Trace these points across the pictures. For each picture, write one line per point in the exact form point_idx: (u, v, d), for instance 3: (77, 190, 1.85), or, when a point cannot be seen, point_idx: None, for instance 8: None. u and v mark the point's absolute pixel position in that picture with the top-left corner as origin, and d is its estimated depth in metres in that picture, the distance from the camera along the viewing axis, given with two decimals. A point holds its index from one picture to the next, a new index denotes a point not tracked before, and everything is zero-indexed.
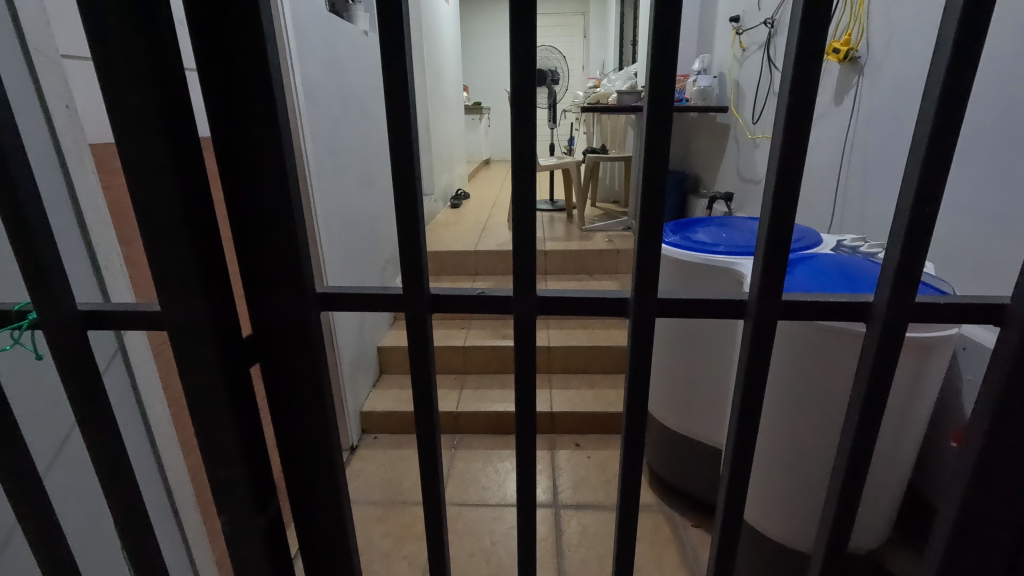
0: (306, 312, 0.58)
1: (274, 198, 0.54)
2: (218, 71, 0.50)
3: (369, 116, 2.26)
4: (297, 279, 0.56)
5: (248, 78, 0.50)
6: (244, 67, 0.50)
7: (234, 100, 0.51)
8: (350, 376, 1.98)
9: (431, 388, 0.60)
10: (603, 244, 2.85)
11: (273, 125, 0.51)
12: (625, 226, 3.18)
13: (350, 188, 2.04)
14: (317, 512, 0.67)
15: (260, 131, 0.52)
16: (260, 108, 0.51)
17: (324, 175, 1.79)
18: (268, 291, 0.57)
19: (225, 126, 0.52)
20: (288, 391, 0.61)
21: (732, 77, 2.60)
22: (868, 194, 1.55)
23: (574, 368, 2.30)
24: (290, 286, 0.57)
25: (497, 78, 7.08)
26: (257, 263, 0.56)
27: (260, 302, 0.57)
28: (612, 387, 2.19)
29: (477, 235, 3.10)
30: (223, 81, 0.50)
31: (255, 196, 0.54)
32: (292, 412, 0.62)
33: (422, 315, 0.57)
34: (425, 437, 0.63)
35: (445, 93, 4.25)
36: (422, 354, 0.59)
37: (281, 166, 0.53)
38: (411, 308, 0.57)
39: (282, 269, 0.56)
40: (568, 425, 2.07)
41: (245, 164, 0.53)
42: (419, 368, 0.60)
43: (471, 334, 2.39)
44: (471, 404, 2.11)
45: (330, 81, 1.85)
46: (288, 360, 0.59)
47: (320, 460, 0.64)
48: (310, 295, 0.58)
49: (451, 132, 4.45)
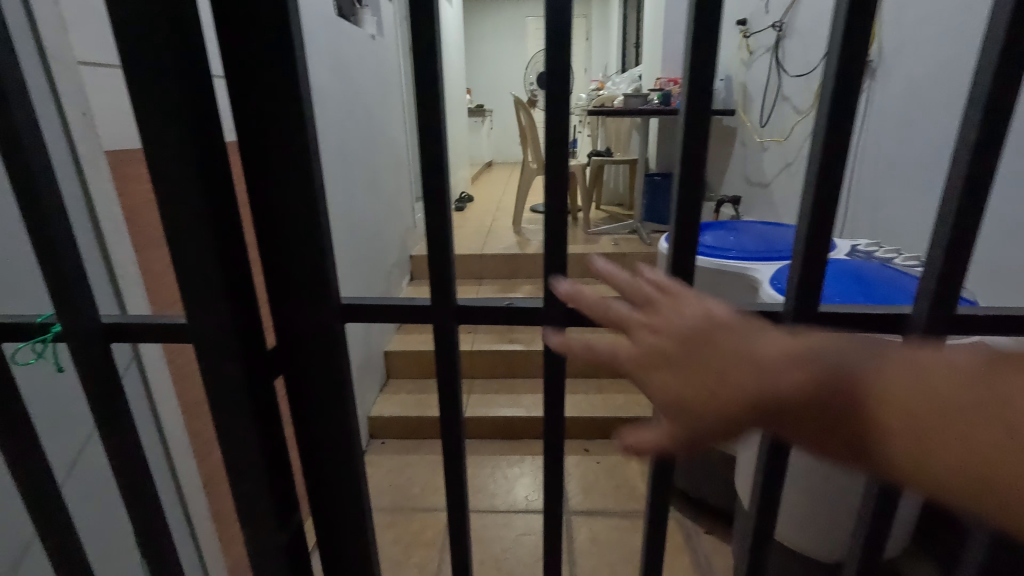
0: (330, 324, 0.57)
1: (300, 209, 0.53)
2: (245, 82, 0.50)
3: (375, 120, 2.26)
4: (323, 289, 0.55)
5: (276, 90, 0.49)
6: (271, 78, 0.49)
7: (261, 110, 0.50)
8: (358, 381, 1.97)
9: (457, 399, 0.60)
10: (609, 248, 2.84)
11: (300, 135, 0.51)
12: (630, 229, 3.18)
13: (357, 194, 2.03)
14: (339, 522, 0.66)
15: (286, 142, 0.51)
16: (286, 117, 0.50)
17: (332, 179, 1.78)
18: (292, 303, 0.56)
19: (252, 138, 0.51)
20: (312, 404, 0.60)
21: (739, 81, 2.60)
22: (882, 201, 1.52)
23: (581, 373, 2.29)
24: (316, 296, 0.56)
25: (499, 81, 7.08)
26: (282, 275, 0.55)
27: (284, 312, 0.57)
28: (620, 391, 2.18)
29: (482, 239, 3.09)
30: (250, 93, 0.50)
31: (280, 207, 0.53)
32: (316, 423, 0.61)
33: (448, 326, 0.56)
34: (450, 448, 0.62)
35: (449, 96, 4.25)
36: (449, 363, 0.58)
37: (307, 177, 0.52)
38: (438, 318, 0.56)
39: (307, 281, 0.55)
40: (576, 430, 2.06)
41: (271, 174, 0.52)
42: (446, 378, 0.59)
43: (478, 338, 2.38)
44: (478, 409, 2.10)
45: (337, 85, 1.85)
46: (313, 373, 0.59)
47: (342, 471, 0.63)
48: (335, 305, 0.57)
49: (454, 134, 4.45)
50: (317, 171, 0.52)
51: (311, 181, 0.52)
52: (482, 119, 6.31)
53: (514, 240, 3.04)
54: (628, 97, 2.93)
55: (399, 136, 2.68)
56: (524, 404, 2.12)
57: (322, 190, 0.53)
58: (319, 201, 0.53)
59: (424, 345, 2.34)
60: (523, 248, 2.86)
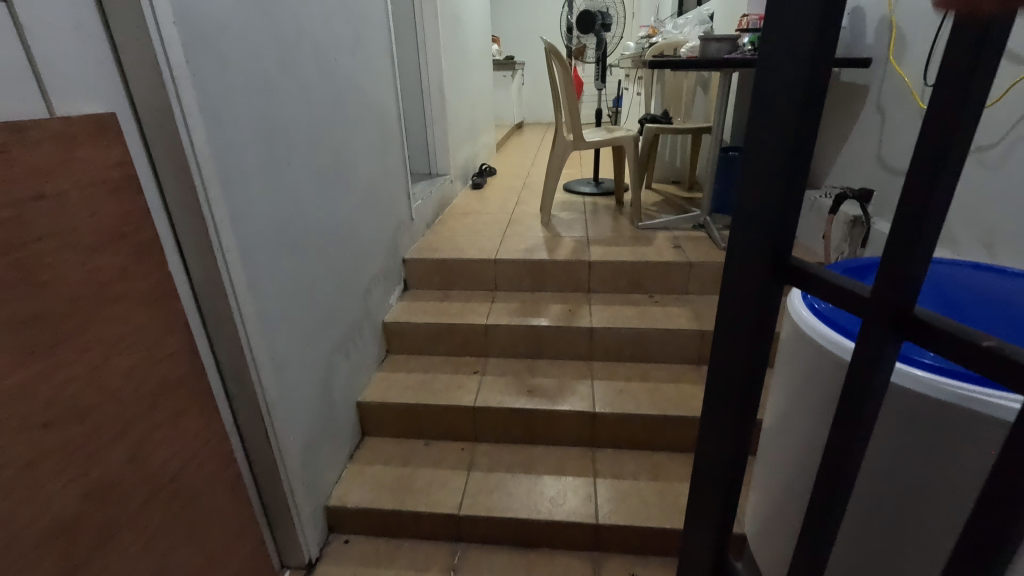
0: (766, 284, 0.54)
1: (783, 153, 0.48)
2: (780, 20, 0.46)
3: (338, 73, 1.53)
4: (777, 246, 0.52)
5: (812, 18, 0.44)
6: (819, 12, 0.43)
7: (792, 43, 0.45)
8: (304, 467, 1.36)
9: (862, 428, 0.47)
10: (668, 252, 2.10)
11: (819, 82, 0.45)
12: (695, 223, 2.37)
13: (303, 189, 1.34)
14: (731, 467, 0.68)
15: (803, 87, 0.45)
16: (809, 59, 0.44)
17: (242, 180, 1.10)
18: (747, 240, 0.54)
19: (768, 75, 0.47)
20: (727, 354, 0.60)
21: (884, 14, 1.77)
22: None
23: (628, 444, 1.63)
24: (771, 252, 0.52)
25: (531, 25, 6.05)
26: (744, 222, 0.54)
27: (732, 257, 0.57)
28: (684, 479, 1.52)
29: (500, 232, 2.39)
30: (779, 29, 0.46)
31: (766, 156, 0.49)
32: (726, 372, 0.61)
33: (886, 341, 0.44)
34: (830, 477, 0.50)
35: (469, 44, 3.42)
36: (864, 386, 0.46)
37: (798, 126, 0.46)
38: (878, 318, 0.43)
39: (761, 232, 0.52)
40: (620, 543, 1.41)
41: (775, 111, 0.48)
42: (857, 399, 0.46)
43: (484, 384, 1.76)
44: (481, 500, 1.48)
45: (250, 16, 1.12)
46: (739, 327, 0.58)
47: (732, 432, 0.63)
48: (782, 261, 0.52)
49: (475, 90, 3.62)
50: (816, 116, 0.46)
51: (805, 131, 0.47)
52: (511, 73, 5.40)
53: (540, 237, 2.32)
54: (706, 41, 2.06)
55: (388, 96, 1.94)
56: (547, 497, 1.48)
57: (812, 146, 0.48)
58: (808, 142, 0.47)
59: (412, 394, 1.71)
60: (551, 251, 2.14)
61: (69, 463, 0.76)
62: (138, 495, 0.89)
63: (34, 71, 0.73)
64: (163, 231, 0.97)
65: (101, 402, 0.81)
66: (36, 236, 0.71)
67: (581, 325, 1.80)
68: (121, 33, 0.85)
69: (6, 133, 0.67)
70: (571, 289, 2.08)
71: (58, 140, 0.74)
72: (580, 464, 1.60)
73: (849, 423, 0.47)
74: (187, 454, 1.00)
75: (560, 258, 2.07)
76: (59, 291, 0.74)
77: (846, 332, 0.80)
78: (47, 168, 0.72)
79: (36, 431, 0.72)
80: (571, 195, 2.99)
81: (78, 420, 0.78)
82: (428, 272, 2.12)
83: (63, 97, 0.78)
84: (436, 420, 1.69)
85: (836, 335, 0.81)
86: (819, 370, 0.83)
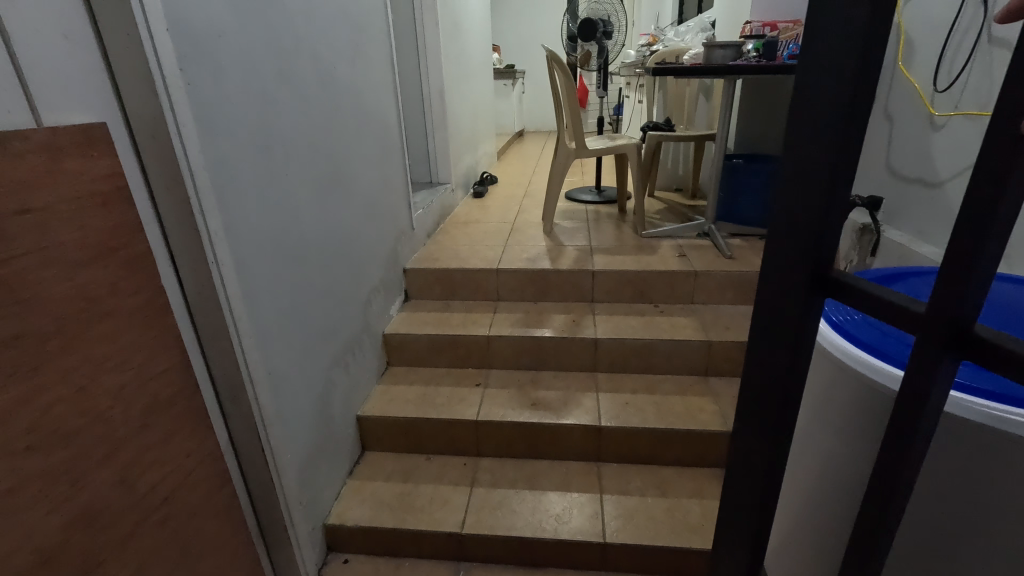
0: (806, 296, 0.54)
1: (826, 163, 0.48)
2: (825, 30, 0.46)
3: (337, 81, 1.51)
4: (818, 257, 0.51)
5: (856, 29, 0.44)
6: (864, 22, 0.43)
7: (834, 54, 0.46)
8: (303, 485, 1.32)
9: (914, 446, 0.45)
10: (673, 261, 2.07)
11: (865, 92, 0.45)
12: (700, 231, 2.33)
13: (302, 200, 1.32)
14: (756, 491, 0.64)
15: (847, 96, 0.45)
16: (854, 68, 0.44)
17: (236, 190, 1.07)
18: (787, 249, 0.54)
19: (813, 86, 0.48)
20: (763, 367, 0.60)
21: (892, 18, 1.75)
22: (905, 256, 1.62)
23: (635, 458, 1.59)
24: (812, 262, 0.52)
25: (531, 35, 6.07)
26: (783, 233, 0.54)
27: (770, 266, 0.57)
28: (693, 495, 1.48)
29: (502, 241, 2.36)
30: (825, 40, 0.46)
31: (808, 166, 0.50)
32: (760, 383, 0.61)
33: (939, 361, 0.42)
34: (879, 498, 0.48)
35: (470, 53, 3.40)
36: (915, 406, 0.44)
37: (842, 135, 0.46)
38: (931, 336, 0.42)
39: (802, 242, 0.52)
40: (628, 562, 1.37)
41: (818, 121, 0.48)
42: (910, 418, 0.45)
43: (486, 397, 1.72)
44: (484, 517, 1.44)
45: (245, 23, 1.10)
46: (775, 338, 0.58)
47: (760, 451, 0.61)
48: (821, 274, 0.52)
49: (475, 98, 3.60)
50: (862, 126, 0.46)
51: (849, 141, 0.47)
52: (511, 82, 5.39)
53: (543, 246, 2.28)
54: (710, 47, 2.04)
55: (388, 104, 1.91)
56: (551, 515, 1.44)
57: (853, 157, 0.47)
58: (852, 153, 0.47)
59: (413, 408, 1.67)
60: (554, 260, 2.11)
61: (50, 490, 0.72)
62: (129, 520, 0.85)
63: (21, 81, 0.70)
64: (157, 246, 0.94)
65: (86, 424, 0.78)
66: (16, 251, 0.68)
67: (586, 336, 1.77)
68: (113, 41, 0.83)
69: None
70: (575, 299, 2.05)
71: (43, 152, 0.71)
72: (586, 479, 1.55)
73: (898, 443, 0.46)
74: (178, 475, 0.96)
75: (563, 267, 2.03)
76: (41, 308, 0.71)
77: (856, 340, 0.79)
78: (30, 180, 0.69)
79: (19, 455, 0.68)
80: (574, 204, 2.97)
81: (61, 444, 0.74)
82: (430, 282, 2.09)
83: (49, 106, 0.75)
84: (437, 435, 1.65)
85: (844, 343, 0.80)
86: (833, 386, 0.81)
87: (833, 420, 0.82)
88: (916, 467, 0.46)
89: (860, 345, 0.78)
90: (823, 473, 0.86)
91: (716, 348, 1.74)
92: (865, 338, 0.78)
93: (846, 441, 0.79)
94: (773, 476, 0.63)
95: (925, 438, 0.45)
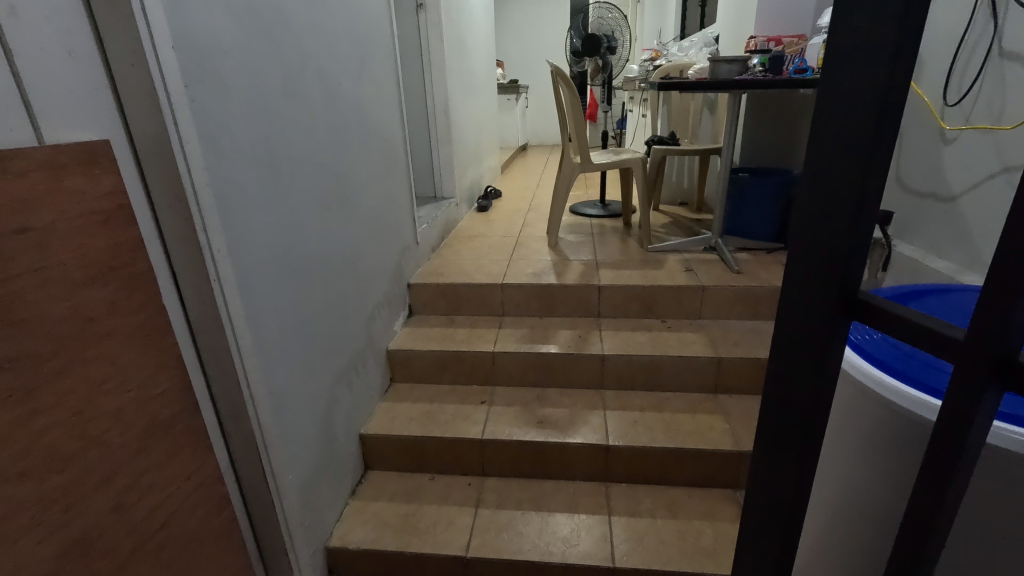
0: (833, 317, 0.51)
1: (855, 179, 0.46)
2: (851, 45, 0.45)
3: (342, 97, 1.50)
4: (846, 276, 0.49)
5: (884, 43, 0.43)
6: (895, 37, 0.42)
7: (861, 69, 0.44)
8: (304, 507, 1.29)
9: (956, 478, 0.43)
10: (680, 275, 2.04)
11: (896, 108, 0.44)
12: (706, 245, 2.31)
13: (306, 217, 1.30)
14: (781, 521, 0.61)
15: (877, 114, 0.44)
16: (885, 83, 0.43)
17: (239, 207, 1.05)
18: (811, 271, 0.52)
19: (837, 104, 0.47)
20: (787, 391, 0.58)
21: None
22: (918, 271, 1.60)
23: (644, 478, 1.56)
24: (839, 284, 0.50)
25: (535, 51, 6.13)
26: (806, 251, 0.52)
27: (794, 288, 0.55)
28: (704, 517, 1.44)
29: (507, 255, 2.34)
30: (850, 54, 0.45)
31: (834, 181, 0.48)
32: (783, 407, 0.59)
33: (983, 390, 0.40)
34: (920, 533, 0.46)
35: (474, 68, 3.42)
36: (957, 438, 0.42)
37: (872, 151, 0.45)
38: (976, 365, 0.40)
39: (826, 264, 0.51)
40: None
41: (844, 136, 0.46)
42: (952, 448, 0.43)
43: (492, 415, 1.69)
44: (490, 539, 1.40)
45: (251, 40, 1.09)
46: (798, 361, 0.56)
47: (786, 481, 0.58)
48: (849, 296, 0.50)
49: (479, 113, 3.61)
50: (892, 142, 0.45)
51: (879, 157, 0.45)
52: (515, 96, 5.42)
53: (548, 261, 2.27)
54: (716, 62, 2.04)
55: (393, 120, 1.91)
56: (559, 537, 1.40)
57: (881, 175, 0.46)
58: (882, 169, 0.46)
59: (417, 426, 1.64)
60: (560, 275, 2.09)
61: (43, 517, 0.70)
62: (124, 547, 0.82)
63: (23, 100, 0.69)
64: (159, 264, 0.93)
65: (82, 448, 0.75)
66: (13, 271, 0.66)
67: (592, 352, 1.74)
68: (117, 59, 0.82)
69: None
70: (580, 314, 2.03)
71: (44, 170, 0.70)
72: (594, 500, 1.52)
73: (940, 475, 0.44)
74: (177, 499, 0.93)
75: (569, 281, 2.02)
76: (38, 330, 0.69)
77: (876, 362, 0.76)
78: (31, 199, 0.68)
79: (10, 482, 0.66)
80: (578, 218, 2.96)
81: (55, 469, 0.71)
82: (434, 297, 2.07)
83: (52, 124, 0.74)
84: (441, 454, 1.62)
85: (865, 364, 0.77)
86: (853, 406, 0.78)
87: (852, 442, 0.78)
88: (959, 500, 0.44)
89: (879, 364, 0.75)
90: (841, 498, 0.82)
91: (726, 364, 1.71)
92: (887, 360, 0.75)
93: (866, 463, 0.76)
94: (800, 506, 0.60)
95: (966, 471, 0.43)
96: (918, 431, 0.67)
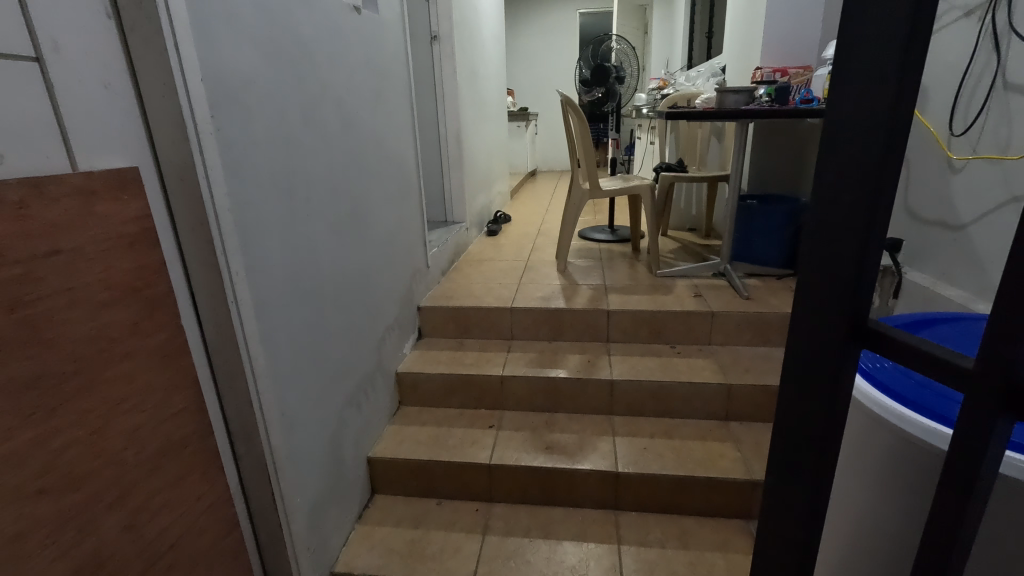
0: (843, 344, 0.52)
1: (860, 212, 0.48)
2: (852, 82, 0.47)
3: (359, 125, 1.56)
4: (855, 304, 0.50)
5: (885, 79, 0.44)
6: (894, 76, 0.44)
7: (863, 109, 0.46)
8: (311, 530, 1.28)
9: (971, 508, 0.43)
10: (689, 301, 2.05)
11: (899, 141, 0.45)
12: (714, 271, 2.32)
13: (321, 240, 1.33)
14: (797, 553, 0.61)
15: (880, 151, 0.46)
16: (887, 118, 0.45)
17: (257, 229, 1.08)
18: (820, 300, 0.53)
19: (842, 140, 0.48)
20: (799, 421, 0.58)
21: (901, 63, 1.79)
22: (930, 299, 1.60)
23: (653, 505, 1.53)
24: (848, 313, 0.51)
25: (545, 80, 6.27)
26: (815, 278, 0.53)
27: (803, 315, 0.56)
28: (715, 548, 1.41)
29: (517, 280, 2.36)
30: (854, 95, 0.47)
31: (838, 211, 0.50)
32: (795, 435, 0.59)
33: (995, 419, 0.40)
34: (936, 563, 0.45)
35: (485, 96, 3.50)
36: (972, 469, 0.42)
37: (875, 185, 0.47)
38: (987, 393, 0.40)
39: (834, 293, 0.51)
40: None
41: (850, 170, 0.48)
42: (964, 478, 0.43)
43: (500, 440, 1.68)
44: (496, 567, 1.37)
45: (274, 70, 1.14)
46: (810, 389, 0.56)
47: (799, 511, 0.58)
48: (858, 325, 0.51)
49: (491, 139, 3.69)
50: (895, 177, 0.46)
51: (883, 190, 0.47)
52: (525, 124, 5.53)
53: (557, 285, 2.28)
54: (723, 92, 2.08)
55: (407, 147, 1.97)
56: (567, 566, 1.37)
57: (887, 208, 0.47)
58: (887, 200, 0.47)
59: (425, 450, 1.64)
60: (568, 299, 2.10)
61: (57, 536, 0.70)
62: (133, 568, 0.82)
63: (60, 129, 0.73)
64: (180, 286, 0.95)
65: (98, 466, 0.76)
66: (42, 292, 0.68)
67: (602, 378, 1.73)
68: (149, 89, 0.86)
69: (23, 189, 0.66)
70: (589, 339, 2.03)
71: (76, 195, 0.73)
72: (602, 529, 1.49)
73: (956, 504, 0.43)
74: (187, 519, 0.93)
75: (578, 306, 2.02)
76: (62, 350, 0.71)
77: (888, 391, 0.76)
78: (62, 223, 0.70)
79: (26, 500, 0.66)
80: (587, 243, 2.98)
81: (72, 488, 0.72)
82: (443, 321, 2.09)
83: (85, 151, 0.77)
84: (448, 479, 1.60)
85: (876, 393, 0.77)
86: (865, 434, 0.78)
87: (865, 474, 0.78)
88: (973, 530, 0.44)
89: (890, 393, 0.75)
90: (853, 527, 0.81)
91: (736, 392, 1.69)
92: (898, 389, 0.75)
93: (879, 493, 0.75)
94: (814, 538, 0.60)
95: (982, 501, 0.43)
96: (931, 461, 0.67)
